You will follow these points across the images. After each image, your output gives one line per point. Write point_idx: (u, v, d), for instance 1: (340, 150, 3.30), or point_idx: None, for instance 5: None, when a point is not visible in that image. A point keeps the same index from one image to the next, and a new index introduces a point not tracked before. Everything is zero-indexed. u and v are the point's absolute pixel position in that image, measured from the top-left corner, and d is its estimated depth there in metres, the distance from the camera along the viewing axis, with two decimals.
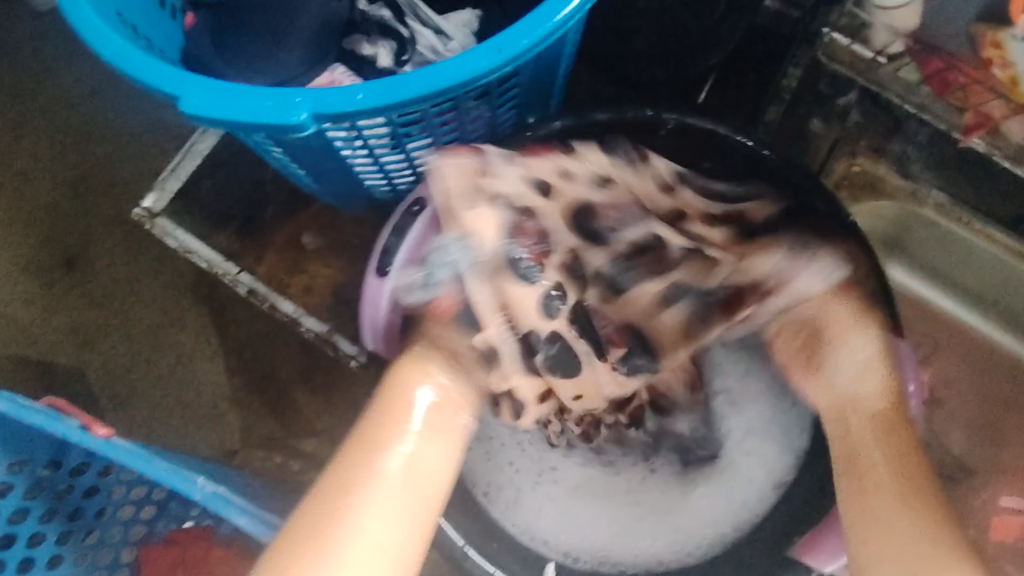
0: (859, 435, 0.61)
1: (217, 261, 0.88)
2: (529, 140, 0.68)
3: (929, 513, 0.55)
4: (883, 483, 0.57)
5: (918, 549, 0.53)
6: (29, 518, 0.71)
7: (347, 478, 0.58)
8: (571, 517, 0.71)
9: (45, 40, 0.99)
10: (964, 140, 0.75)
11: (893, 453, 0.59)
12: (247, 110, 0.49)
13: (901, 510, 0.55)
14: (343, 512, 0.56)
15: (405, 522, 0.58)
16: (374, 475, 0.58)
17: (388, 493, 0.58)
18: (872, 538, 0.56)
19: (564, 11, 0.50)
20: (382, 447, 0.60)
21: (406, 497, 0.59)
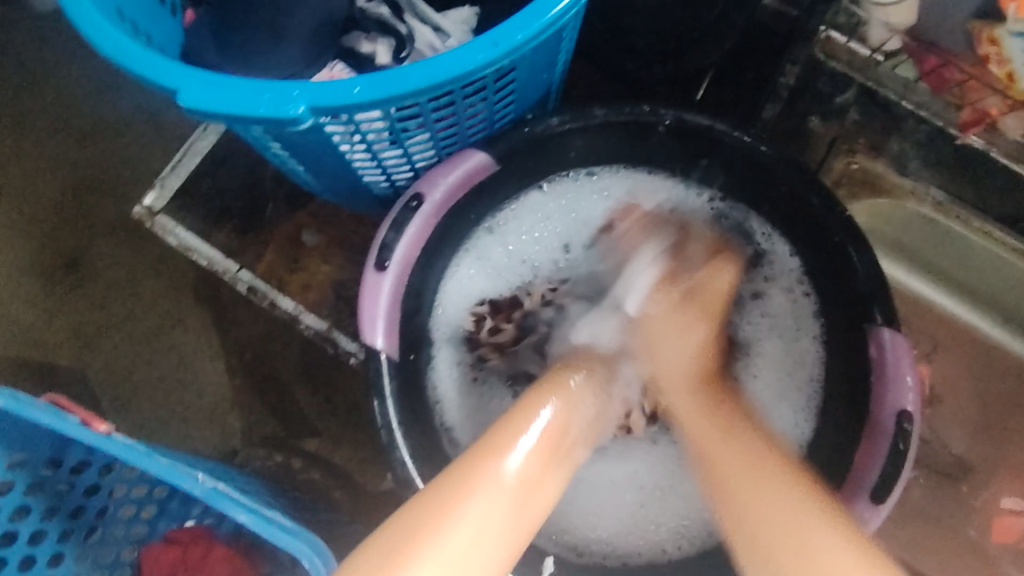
0: (686, 420, 0.58)
1: (217, 258, 0.89)
2: (525, 137, 0.68)
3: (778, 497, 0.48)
4: (732, 481, 0.51)
5: (787, 539, 0.46)
6: (30, 516, 0.72)
7: (467, 471, 0.51)
8: (572, 512, 0.74)
9: (46, 41, 1.00)
10: (963, 137, 0.76)
11: (734, 449, 0.53)
12: (245, 104, 0.49)
13: (760, 502, 0.49)
14: (456, 505, 0.48)
15: (507, 541, 0.49)
16: (497, 472, 0.51)
17: (499, 513, 0.49)
18: (746, 539, 0.48)
19: (559, 5, 0.50)
20: (508, 450, 0.53)
21: (514, 515, 0.50)
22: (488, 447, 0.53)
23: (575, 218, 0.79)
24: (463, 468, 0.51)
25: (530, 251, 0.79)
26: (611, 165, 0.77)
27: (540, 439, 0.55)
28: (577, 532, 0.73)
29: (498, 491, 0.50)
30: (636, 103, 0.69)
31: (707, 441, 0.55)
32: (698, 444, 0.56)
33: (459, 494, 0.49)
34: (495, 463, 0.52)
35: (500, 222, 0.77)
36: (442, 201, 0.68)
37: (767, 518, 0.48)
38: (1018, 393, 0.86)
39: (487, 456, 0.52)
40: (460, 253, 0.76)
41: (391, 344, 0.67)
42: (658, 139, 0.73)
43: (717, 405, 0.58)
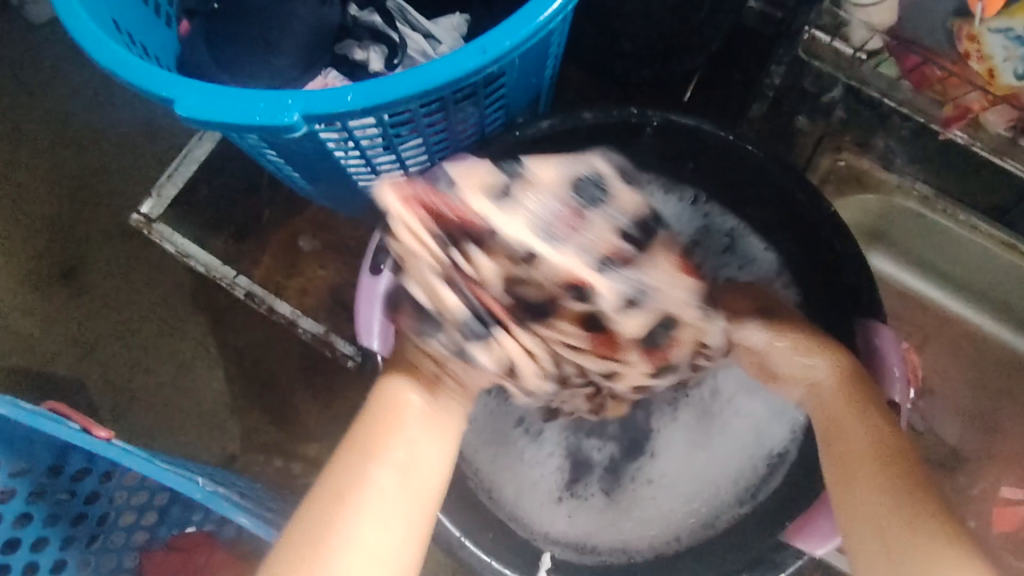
0: (828, 407, 0.63)
1: (215, 265, 0.89)
2: (516, 140, 0.70)
3: (908, 506, 0.54)
4: (870, 488, 0.57)
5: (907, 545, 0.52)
6: (34, 521, 0.72)
7: (336, 487, 0.53)
8: (579, 517, 0.77)
9: (42, 52, 1.01)
10: (945, 132, 0.77)
11: (871, 469, 0.57)
12: (241, 113, 0.51)
13: (883, 497, 0.56)
14: (336, 526, 0.51)
15: (396, 536, 0.53)
16: (365, 487, 0.53)
17: (382, 513, 0.53)
18: (875, 542, 0.55)
19: (546, 12, 0.52)
20: (374, 457, 0.55)
21: (395, 506, 0.53)
22: (362, 451, 0.55)
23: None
24: (342, 477, 0.54)
25: None
26: None
27: (398, 434, 0.56)
28: (585, 531, 0.75)
29: (373, 493, 0.53)
30: (624, 105, 0.71)
31: (845, 426, 0.61)
32: (842, 457, 0.60)
33: (343, 500, 0.53)
34: (370, 467, 0.54)
35: None
36: None
37: (891, 524, 0.54)
38: (1009, 384, 0.88)
39: (362, 462, 0.54)
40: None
41: (387, 346, 0.68)
42: (647, 139, 0.75)
43: (881, 426, 0.60)
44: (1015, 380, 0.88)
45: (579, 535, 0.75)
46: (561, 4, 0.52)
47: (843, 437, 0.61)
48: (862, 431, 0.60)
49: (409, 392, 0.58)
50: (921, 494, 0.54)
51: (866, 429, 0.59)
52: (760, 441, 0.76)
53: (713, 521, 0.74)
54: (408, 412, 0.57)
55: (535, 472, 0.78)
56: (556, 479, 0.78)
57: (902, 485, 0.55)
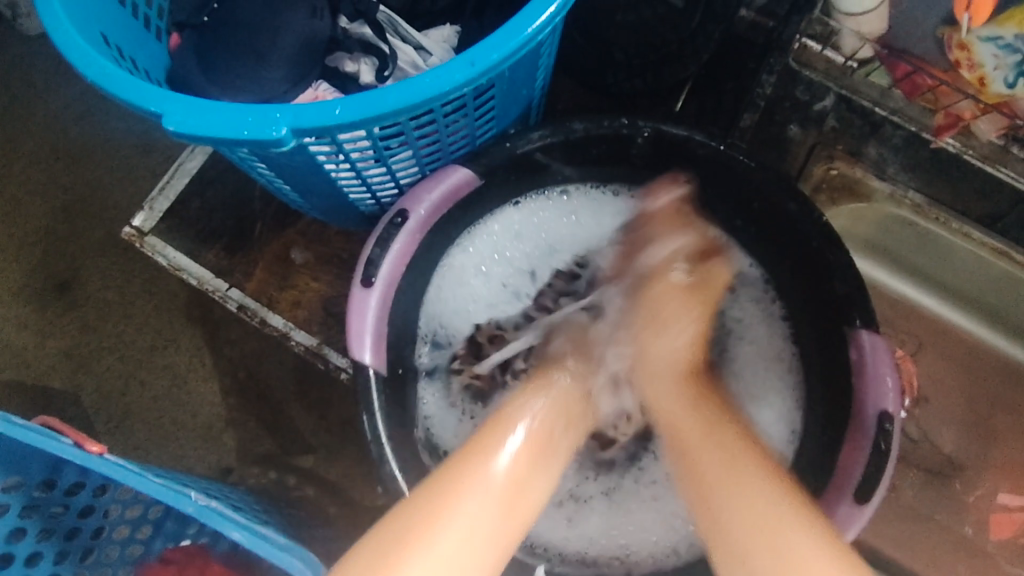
0: (667, 398, 0.64)
1: (207, 278, 0.89)
2: (508, 152, 0.70)
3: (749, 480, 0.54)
4: (727, 481, 0.55)
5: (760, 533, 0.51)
6: (27, 537, 0.71)
7: (452, 479, 0.54)
8: (579, 525, 0.76)
9: (34, 65, 1.01)
10: (936, 140, 0.77)
11: (703, 428, 0.59)
12: (228, 128, 0.50)
13: (734, 489, 0.54)
14: (442, 511, 0.52)
15: (500, 534, 0.53)
16: (479, 479, 0.54)
17: (486, 515, 0.53)
18: (702, 496, 0.56)
19: (535, 23, 0.51)
20: (492, 458, 0.56)
21: (506, 507, 0.54)
22: (478, 452, 0.56)
23: (543, 242, 0.81)
24: (454, 471, 0.55)
25: (504, 273, 0.80)
26: (583, 183, 0.79)
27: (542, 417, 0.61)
28: (583, 541, 0.75)
29: (487, 494, 0.54)
30: (614, 117, 0.71)
31: (689, 435, 0.60)
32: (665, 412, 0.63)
33: (456, 490, 0.53)
34: (486, 468, 0.55)
35: (477, 243, 0.78)
36: (427, 217, 0.70)
37: (724, 498, 0.54)
38: (1004, 391, 0.88)
39: (478, 460, 0.56)
40: (435, 272, 0.77)
41: (379, 359, 0.68)
42: (637, 150, 0.74)
43: (694, 393, 0.63)
44: (1010, 387, 0.88)
45: (579, 545, 0.75)
46: (549, 16, 0.52)
47: (666, 377, 0.65)
48: (703, 420, 0.60)
49: (538, 396, 0.62)
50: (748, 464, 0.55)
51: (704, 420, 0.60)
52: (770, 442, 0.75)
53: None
54: (524, 431, 0.59)
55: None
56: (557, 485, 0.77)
57: (757, 477, 0.54)
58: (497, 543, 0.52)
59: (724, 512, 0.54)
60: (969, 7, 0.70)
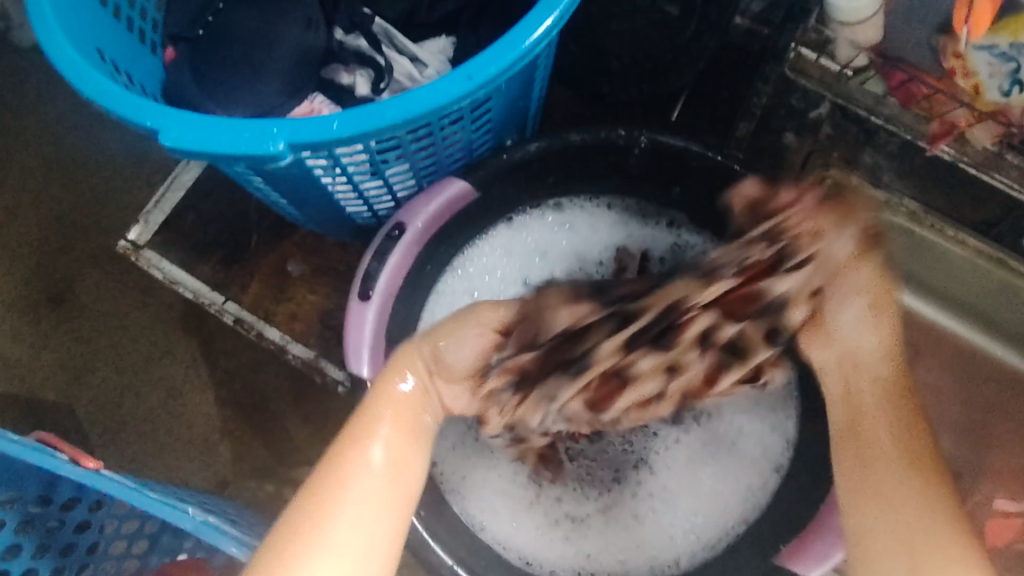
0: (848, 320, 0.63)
1: (203, 290, 0.89)
2: (504, 163, 0.70)
3: (923, 494, 0.54)
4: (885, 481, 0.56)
5: (911, 529, 0.54)
6: (22, 554, 0.71)
7: (325, 475, 0.53)
8: (578, 538, 0.76)
9: (28, 76, 1.00)
10: (931, 149, 0.76)
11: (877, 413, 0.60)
12: (225, 143, 0.50)
13: (884, 464, 0.57)
14: (319, 521, 0.50)
15: (382, 529, 0.52)
16: (355, 466, 0.53)
17: (360, 512, 0.51)
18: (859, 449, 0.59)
19: (532, 37, 0.52)
20: (365, 445, 0.55)
21: (385, 498, 0.53)
22: (346, 446, 0.54)
23: (532, 254, 0.79)
24: (322, 477, 0.53)
25: (500, 289, 0.79)
26: (576, 197, 0.79)
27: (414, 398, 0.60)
28: (582, 556, 0.76)
29: (359, 493, 0.52)
30: (611, 128, 0.71)
31: (872, 408, 0.60)
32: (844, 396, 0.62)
33: (328, 493, 0.51)
34: (358, 462, 0.53)
35: (467, 263, 0.78)
36: (424, 229, 0.69)
37: (898, 500, 0.55)
38: (1001, 397, 0.88)
39: (346, 457, 0.54)
40: (428, 300, 0.76)
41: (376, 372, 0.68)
42: (634, 162, 0.74)
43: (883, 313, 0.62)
44: (1008, 395, 0.88)
45: (577, 560, 0.75)
46: (547, 28, 0.52)
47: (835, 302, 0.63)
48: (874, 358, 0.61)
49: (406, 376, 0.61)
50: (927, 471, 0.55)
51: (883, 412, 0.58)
52: (766, 454, 0.76)
53: (712, 542, 0.75)
54: (392, 410, 0.58)
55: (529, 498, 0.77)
56: (551, 503, 0.77)
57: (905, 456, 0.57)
58: (381, 543, 0.51)
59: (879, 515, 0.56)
60: (968, 21, 0.71)
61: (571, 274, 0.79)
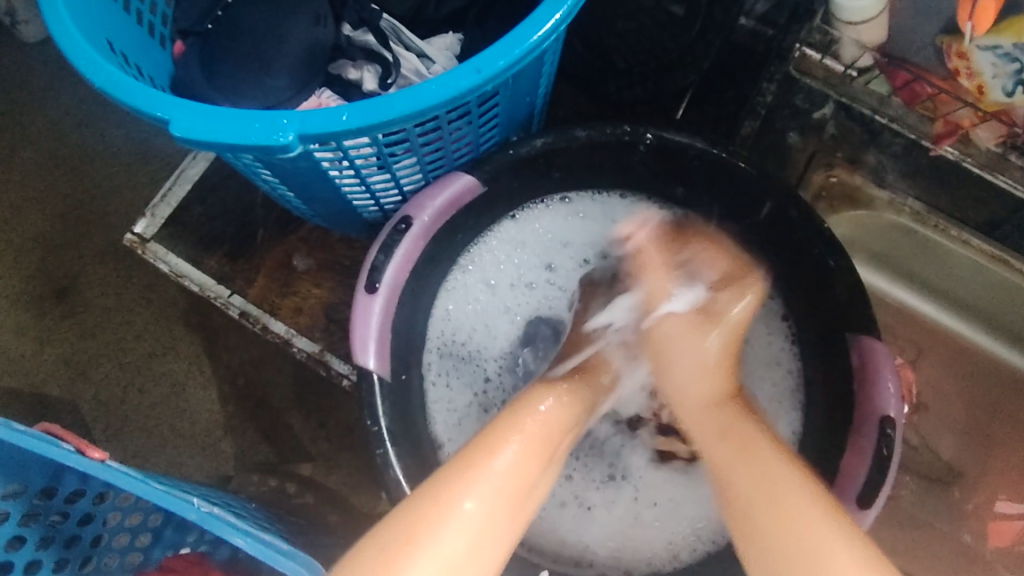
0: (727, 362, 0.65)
1: (209, 284, 0.89)
2: (511, 159, 0.70)
3: (768, 466, 0.53)
4: (740, 448, 0.55)
5: (775, 517, 0.50)
6: (26, 545, 0.70)
7: (473, 451, 0.55)
8: (581, 527, 0.77)
9: (35, 72, 1.01)
10: (935, 148, 0.77)
11: (718, 409, 0.60)
12: (237, 133, 0.51)
13: (752, 475, 0.53)
14: (444, 510, 0.51)
15: (486, 545, 0.51)
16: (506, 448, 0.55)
17: (489, 507, 0.52)
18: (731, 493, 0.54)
19: (540, 31, 0.52)
20: (505, 443, 0.55)
21: (508, 499, 0.53)
22: (494, 436, 0.56)
23: (553, 241, 0.80)
24: (467, 458, 0.55)
25: (517, 276, 0.80)
26: (585, 188, 0.79)
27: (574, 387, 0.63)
28: (584, 544, 0.76)
29: (496, 481, 0.53)
30: (618, 124, 0.71)
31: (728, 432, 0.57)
32: (693, 421, 0.61)
33: (466, 478, 0.53)
34: (502, 450, 0.55)
35: (475, 258, 0.79)
36: (431, 223, 0.70)
37: (746, 479, 0.53)
38: (1003, 398, 0.88)
39: (492, 446, 0.55)
40: (439, 294, 0.78)
41: (383, 364, 0.68)
42: (640, 159, 0.75)
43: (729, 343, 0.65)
44: (1010, 397, 0.88)
45: (577, 547, 0.76)
46: (555, 23, 0.52)
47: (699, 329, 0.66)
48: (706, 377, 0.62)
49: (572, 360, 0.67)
50: (757, 442, 0.55)
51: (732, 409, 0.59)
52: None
53: (716, 538, 0.75)
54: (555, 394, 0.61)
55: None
56: (556, 485, 0.78)
57: (754, 451, 0.54)
58: (485, 563, 0.50)
59: (757, 516, 0.51)
60: (971, 15, 0.69)
61: (600, 256, 0.80)
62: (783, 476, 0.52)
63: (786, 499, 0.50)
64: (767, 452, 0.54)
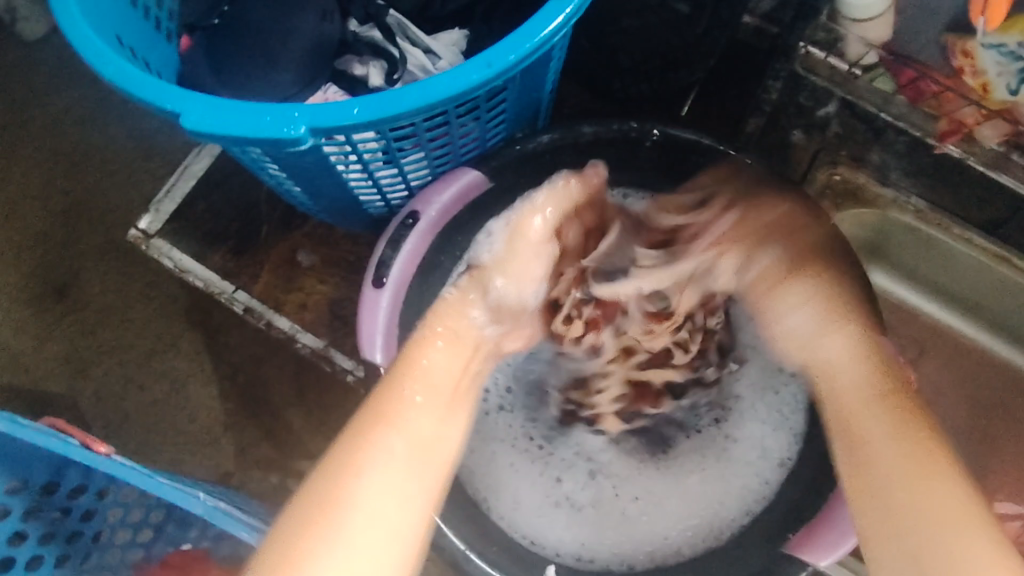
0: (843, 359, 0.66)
1: (213, 280, 0.89)
2: (517, 154, 0.72)
3: (952, 503, 0.54)
4: (914, 469, 0.56)
5: (944, 555, 0.52)
6: (27, 542, 0.72)
7: (369, 416, 0.60)
8: (575, 524, 0.76)
9: (38, 68, 1.01)
10: (940, 146, 0.76)
11: (880, 408, 0.61)
12: (247, 126, 0.51)
13: (927, 503, 0.54)
14: (345, 486, 0.56)
15: (392, 512, 0.57)
16: (396, 417, 0.60)
17: (383, 475, 0.58)
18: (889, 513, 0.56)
19: (550, 27, 0.52)
20: (397, 408, 0.61)
21: (402, 464, 0.59)
22: (383, 400, 0.61)
23: None
24: (361, 425, 0.60)
25: None
26: (591, 185, 0.77)
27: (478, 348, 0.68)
28: (580, 542, 0.75)
29: (387, 452, 0.59)
30: (624, 120, 0.73)
31: (887, 438, 0.59)
32: (851, 409, 0.62)
33: (361, 452, 0.58)
34: (393, 417, 0.60)
35: None
36: (438, 218, 0.70)
37: (926, 506, 0.54)
38: (1005, 397, 0.88)
39: (382, 411, 0.60)
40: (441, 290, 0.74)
41: (389, 358, 0.69)
42: (645, 154, 0.76)
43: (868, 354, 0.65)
44: (1012, 395, 0.88)
45: (574, 546, 0.75)
46: (565, 18, 0.53)
47: (828, 334, 0.68)
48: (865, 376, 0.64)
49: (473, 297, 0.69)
50: (939, 466, 0.56)
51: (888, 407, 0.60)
52: (767, 453, 0.76)
53: (719, 534, 0.74)
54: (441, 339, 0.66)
55: (528, 479, 0.78)
56: (549, 485, 0.78)
57: (936, 483, 0.55)
58: (400, 528, 0.57)
59: (932, 545, 0.53)
60: (985, 11, 0.72)
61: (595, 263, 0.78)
62: (964, 516, 0.53)
63: (965, 541, 0.52)
64: (942, 479, 0.55)
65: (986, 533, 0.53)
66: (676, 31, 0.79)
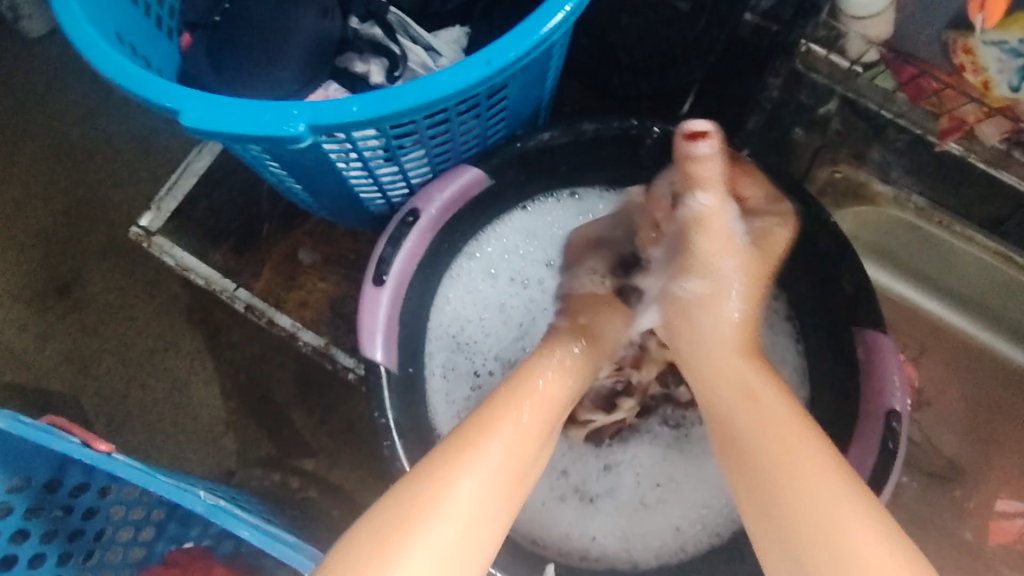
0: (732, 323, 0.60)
1: (214, 277, 0.90)
2: (517, 151, 0.71)
3: (820, 477, 0.46)
4: (769, 421, 0.51)
5: (799, 510, 0.46)
6: (31, 538, 0.71)
7: (466, 435, 0.53)
8: (582, 520, 0.77)
9: (39, 66, 1.01)
10: (941, 144, 0.77)
11: (745, 373, 0.55)
12: (247, 123, 0.51)
13: (776, 455, 0.49)
14: (437, 490, 0.49)
15: (476, 532, 0.49)
16: (498, 433, 0.53)
17: (477, 488, 0.50)
18: (742, 469, 0.51)
19: (549, 24, 0.52)
20: (502, 423, 0.54)
21: (501, 482, 0.51)
22: (480, 420, 0.54)
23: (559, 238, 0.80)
24: (456, 443, 0.52)
25: (516, 270, 0.80)
26: (593, 185, 0.80)
27: (550, 394, 0.58)
28: (587, 538, 0.76)
29: (484, 471, 0.51)
30: (624, 118, 0.72)
31: (731, 396, 0.54)
32: (703, 378, 0.57)
33: (457, 464, 0.51)
34: (496, 434, 0.53)
35: (482, 248, 0.78)
36: (438, 216, 0.70)
37: (800, 481, 0.47)
38: (1006, 395, 0.88)
39: (481, 430, 0.53)
40: (445, 281, 0.77)
41: (390, 356, 0.69)
42: (646, 152, 0.75)
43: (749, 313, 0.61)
44: (1013, 393, 0.88)
45: (581, 540, 0.76)
46: (565, 15, 0.53)
47: (719, 315, 0.60)
48: (722, 340, 0.59)
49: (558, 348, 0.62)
50: (801, 438, 0.49)
51: (751, 367, 0.55)
52: None
53: (720, 530, 0.75)
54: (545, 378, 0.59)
55: (534, 474, 0.78)
56: (556, 479, 0.79)
57: (809, 457, 0.48)
58: (481, 550, 0.49)
59: (803, 498, 0.46)
60: (984, 7, 0.72)
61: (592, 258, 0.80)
62: (812, 468, 0.47)
63: (813, 485, 0.47)
64: (804, 442, 0.49)
65: (847, 490, 0.46)
66: (676, 28, 0.79)
